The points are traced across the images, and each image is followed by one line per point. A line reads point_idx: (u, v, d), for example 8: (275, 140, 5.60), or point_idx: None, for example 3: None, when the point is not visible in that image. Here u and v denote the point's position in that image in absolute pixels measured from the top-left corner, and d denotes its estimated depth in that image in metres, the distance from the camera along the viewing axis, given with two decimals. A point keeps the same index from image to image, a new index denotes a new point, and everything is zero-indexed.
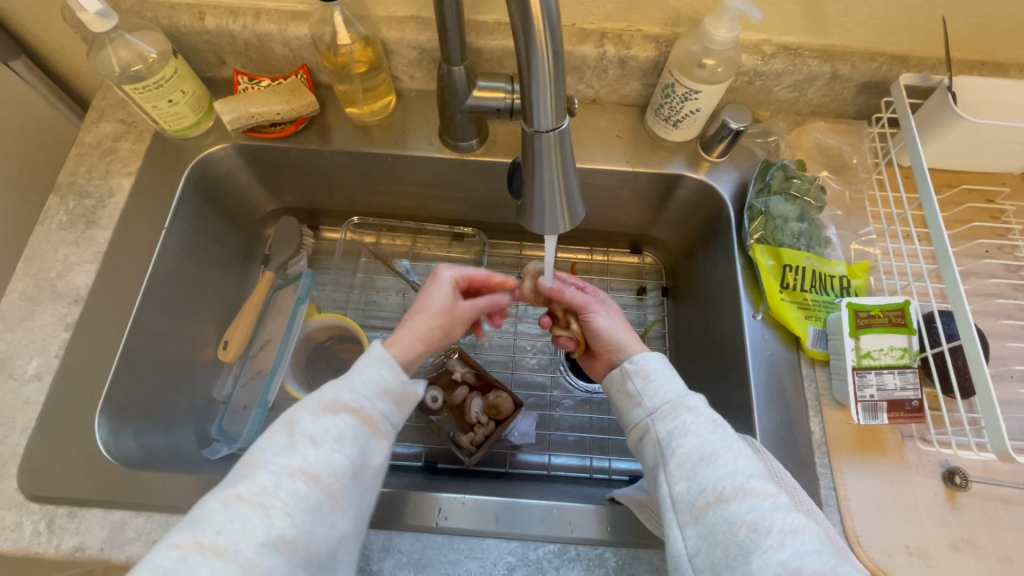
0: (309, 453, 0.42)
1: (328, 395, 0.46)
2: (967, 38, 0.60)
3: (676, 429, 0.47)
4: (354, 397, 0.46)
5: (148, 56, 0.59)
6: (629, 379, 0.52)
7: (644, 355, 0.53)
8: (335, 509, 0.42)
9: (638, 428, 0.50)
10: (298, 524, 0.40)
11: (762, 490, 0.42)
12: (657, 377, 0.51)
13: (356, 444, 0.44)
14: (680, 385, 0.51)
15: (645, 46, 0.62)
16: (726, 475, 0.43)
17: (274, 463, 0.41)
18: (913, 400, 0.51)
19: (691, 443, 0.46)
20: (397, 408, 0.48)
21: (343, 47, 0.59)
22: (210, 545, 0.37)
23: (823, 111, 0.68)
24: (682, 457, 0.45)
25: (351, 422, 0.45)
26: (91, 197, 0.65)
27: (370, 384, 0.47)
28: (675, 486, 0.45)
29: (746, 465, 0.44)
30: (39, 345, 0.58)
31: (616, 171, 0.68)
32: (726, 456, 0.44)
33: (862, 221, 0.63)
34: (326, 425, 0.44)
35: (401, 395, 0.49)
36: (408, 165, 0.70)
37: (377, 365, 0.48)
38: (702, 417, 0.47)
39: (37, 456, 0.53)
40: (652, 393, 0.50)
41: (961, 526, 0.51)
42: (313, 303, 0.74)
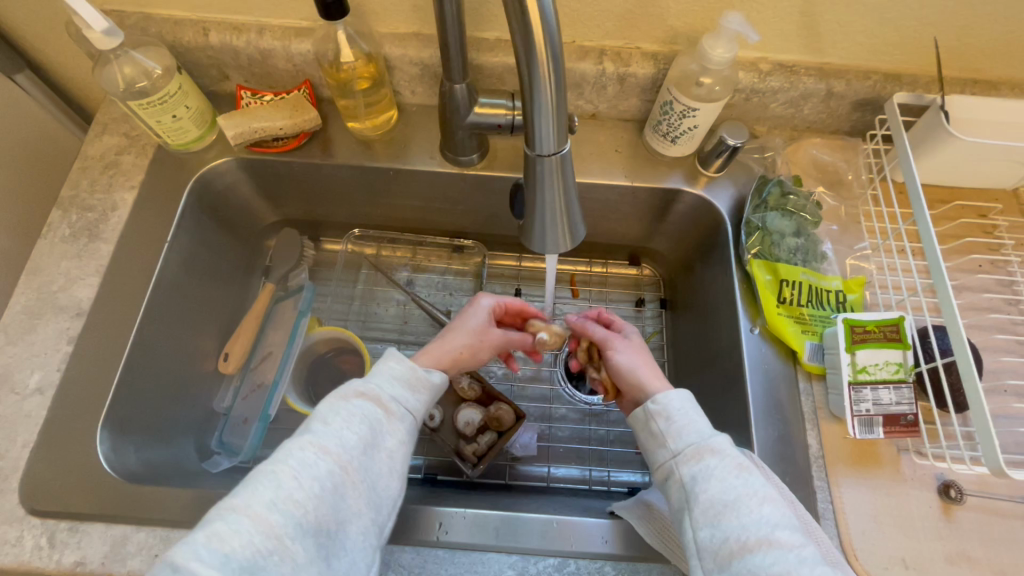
0: (320, 428, 0.46)
1: (348, 385, 0.50)
2: (959, 57, 0.62)
3: (700, 473, 0.47)
4: (366, 384, 0.50)
5: (152, 72, 0.60)
6: (652, 420, 0.51)
7: (666, 393, 0.51)
8: (347, 482, 0.44)
9: (662, 468, 0.49)
10: (305, 489, 0.42)
11: (788, 541, 0.42)
12: (680, 418, 0.50)
13: (368, 425, 0.47)
14: (704, 426, 0.50)
15: (643, 63, 0.63)
16: (751, 525, 0.43)
17: (290, 439, 0.45)
18: (908, 414, 0.52)
19: (715, 488, 0.45)
20: (412, 395, 0.51)
21: (345, 64, 0.60)
22: (239, 510, 0.40)
23: (818, 127, 0.69)
24: (705, 502, 0.45)
25: (364, 406, 0.48)
26: (94, 210, 0.66)
27: (383, 375, 0.51)
28: (699, 532, 0.44)
29: (771, 513, 0.44)
30: (41, 359, 0.58)
31: (615, 186, 0.69)
32: (750, 504, 0.44)
33: (857, 235, 0.64)
34: (341, 407, 0.47)
35: (415, 383, 0.51)
36: (409, 179, 0.71)
37: (392, 365, 0.52)
38: (727, 460, 0.47)
39: (38, 470, 0.53)
40: (675, 435, 0.49)
41: (956, 539, 0.51)
42: (314, 317, 0.74)
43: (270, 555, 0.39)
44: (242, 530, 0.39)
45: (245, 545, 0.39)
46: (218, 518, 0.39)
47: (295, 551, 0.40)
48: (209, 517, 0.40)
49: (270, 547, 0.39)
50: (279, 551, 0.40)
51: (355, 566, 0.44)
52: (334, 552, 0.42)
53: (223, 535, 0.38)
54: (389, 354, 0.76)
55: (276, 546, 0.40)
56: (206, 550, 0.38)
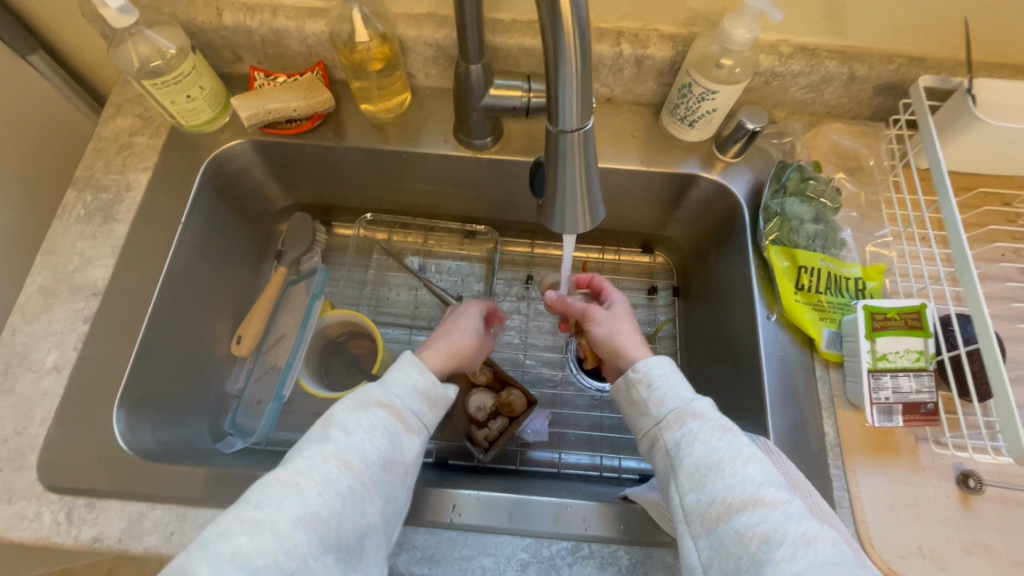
0: (342, 439, 0.45)
1: (368, 390, 0.49)
2: (987, 39, 0.60)
3: (684, 437, 0.46)
4: (387, 394, 0.48)
5: (166, 51, 0.59)
6: (634, 388, 0.51)
7: (648, 360, 0.52)
8: (367, 497, 0.44)
9: (647, 436, 0.50)
10: (330, 505, 0.41)
11: (775, 499, 0.41)
12: (662, 384, 0.50)
13: (387, 436, 0.47)
14: (685, 390, 0.50)
15: (661, 45, 0.62)
16: (735, 485, 0.43)
17: (310, 449, 0.44)
18: (928, 402, 0.51)
19: (699, 451, 0.45)
20: (430, 411, 0.51)
21: (360, 44, 0.59)
22: (251, 518, 0.39)
23: (839, 112, 0.68)
24: (691, 465, 0.45)
25: (384, 417, 0.47)
26: (108, 191, 0.66)
27: (406, 385, 0.50)
28: (686, 497, 0.44)
29: (756, 472, 0.43)
30: (57, 338, 0.59)
31: (630, 170, 0.68)
32: (734, 465, 0.44)
33: (878, 222, 0.63)
34: (362, 416, 0.46)
35: (434, 398, 0.51)
36: (423, 162, 0.71)
37: (412, 375, 0.50)
38: (711, 423, 0.47)
39: (57, 447, 0.54)
40: (657, 402, 0.50)
41: (974, 529, 0.51)
42: (326, 300, 0.74)
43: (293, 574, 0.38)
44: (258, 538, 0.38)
45: (269, 565, 0.38)
46: (239, 532, 0.38)
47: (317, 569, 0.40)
48: (228, 528, 0.38)
49: (292, 568, 0.38)
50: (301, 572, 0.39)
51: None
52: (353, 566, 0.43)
53: (244, 558, 0.37)
54: (401, 339, 0.76)
55: (300, 565, 0.39)
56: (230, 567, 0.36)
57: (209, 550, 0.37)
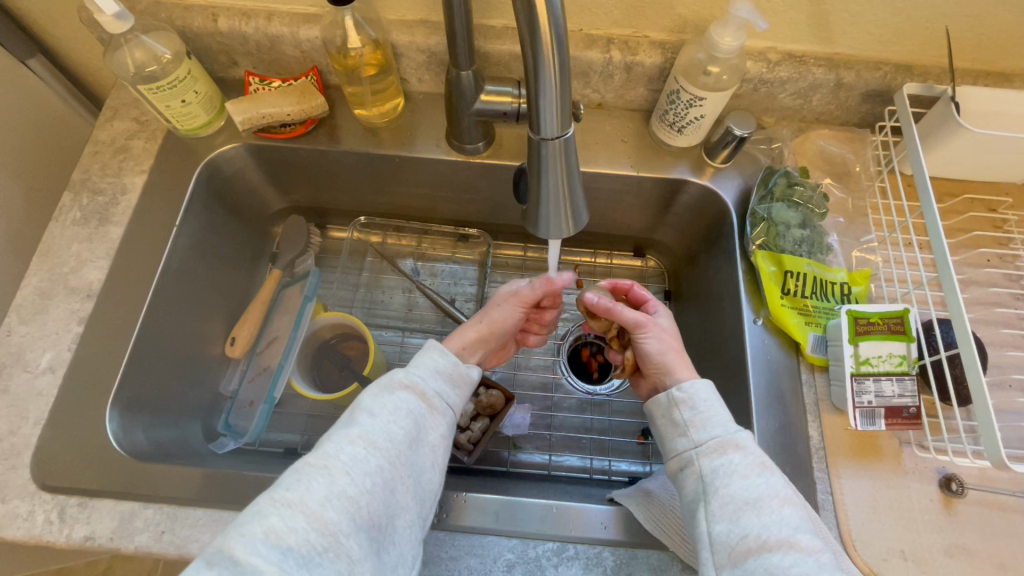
0: (368, 421, 0.46)
1: (390, 377, 0.50)
2: (972, 47, 0.61)
3: (722, 466, 0.46)
4: (409, 376, 0.50)
5: (161, 56, 0.60)
6: (675, 408, 0.51)
7: (693, 382, 0.51)
8: (397, 476, 0.45)
9: (680, 458, 0.50)
10: (358, 484, 0.43)
11: (809, 545, 0.42)
12: (705, 409, 0.50)
13: (412, 418, 0.48)
14: (727, 418, 0.50)
15: (651, 52, 0.63)
16: (771, 524, 0.43)
17: (339, 433, 0.46)
18: (910, 407, 0.52)
19: (736, 484, 0.45)
20: (453, 390, 0.52)
21: (353, 50, 0.60)
22: (282, 499, 0.41)
23: (827, 118, 0.69)
24: (725, 496, 0.45)
25: (408, 398, 0.49)
26: (104, 194, 0.67)
27: (426, 368, 0.52)
28: (715, 527, 0.44)
29: (791, 515, 0.44)
30: (52, 339, 0.60)
31: (621, 175, 0.69)
32: (771, 504, 0.44)
33: (864, 228, 0.63)
34: (388, 399, 0.48)
35: (457, 379, 0.53)
36: (416, 166, 0.71)
37: (437, 358, 0.53)
38: (751, 456, 0.47)
39: (51, 447, 0.55)
40: (698, 425, 0.50)
41: (956, 532, 0.51)
42: (319, 302, 0.75)
43: (324, 552, 0.40)
44: (289, 518, 0.40)
45: (301, 542, 0.40)
46: (271, 513, 0.40)
47: (348, 548, 0.41)
48: (263, 509, 0.41)
49: (325, 544, 0.40)
50: (334, 547, 0.40)
51: (402, 559, 0.45)
52: (383, 547, 0.44)
53: (284, 530, 0.40)
54: (393, 341, 0.77)
55: (331, 543, 0.40)
56: (264, 545, 0.39)
57: (245, 529, 0.39)
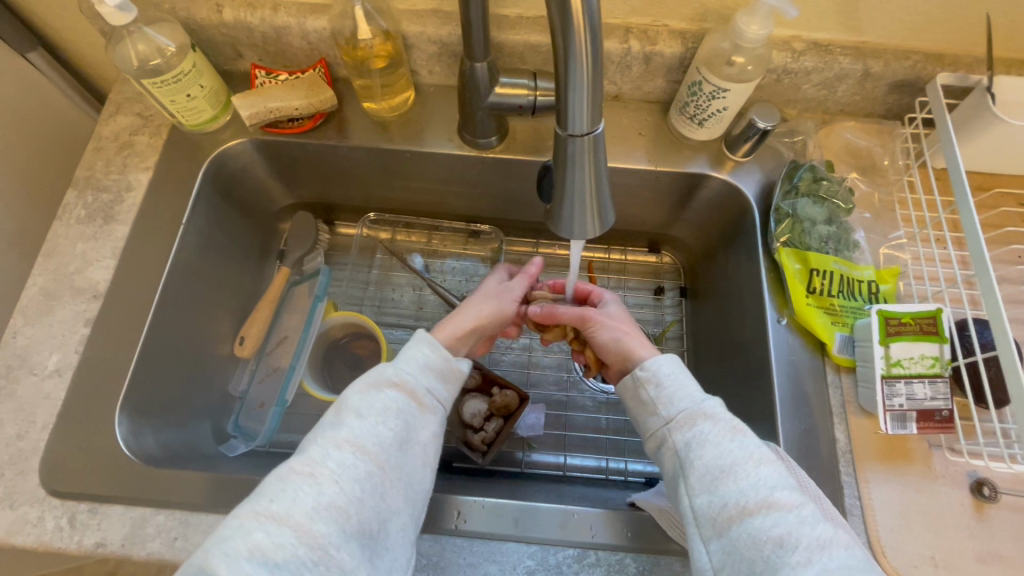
0: (354, 424, 0.45)
1: (373, 375, 0.49)
2: (1007, 35, 0.58)
3: (694, 438, 0.45)
4: (397, 373, 0.49)
5: (166, 49, 0.58)
6: (642, 388, 0.50)
7: (655, 359, 0.50)
8: (386, 480, 0.44)
9: (654, 437, 0.48)
10: (346, 493, 0.42)
11: (789, 502, 0.41)
12: (671, 383, 0.49)
13: (401, 418, 0.47)
14: (694, 389, 0.48)
15: (671, 42, 0.61)
16: (749, 488, 0.42)
17: (324, 436, 0.45)
18: (943, 410, 0.50)
19: (708, 453, 0.44)
20: (442, 386, 0.51)
21: (362, 41, 0.58)
22: (266, 512, 0.40)
23: (852, 110, 0.66)
24: (701, 468, 0.44)
25: (396, 397, 0.47)
26: (109, 191, 0.65)
27: (411, 362, 0.50)
28: (697, 501, 0.43)
29: (768, 474, 0.43)
30: (59, 340, 0.58)
31: (637, 170, 0.67)
32: (746, 467, 0.43)
33: (891, 224, 0.61)
34: (374, 398, 0.47)
35: (448, 375, 0.51)
36: (427, 161, 0.70)
37: (422, 350, 0.51)
38: (721, 424, 0.45)
39: (59, 452, 0.53)
40: (667, 401, 0.48)
41: (989, 539, 0.50)
42: (330, 301, 0.72)
43: (315, 563, 0.39)
44: (276, 533, 0.39)
45: (290, 557, 0.38)
46: (256, 528, 0.39)
47: (341, 559, 0.40)
48: (246, 523, 0.39)
49: (315, 556, 0.39)
50: (325, 560, 0.39)
51: (396, 562, 0.44)
52: (377, 552, 0.43)
53: (274, 545, 0.38)
54: (405, 340, 0.75)
55: (321, 555, 0.39)
56: (251, 563, 0.37)
57: (228, 547, 0.38)
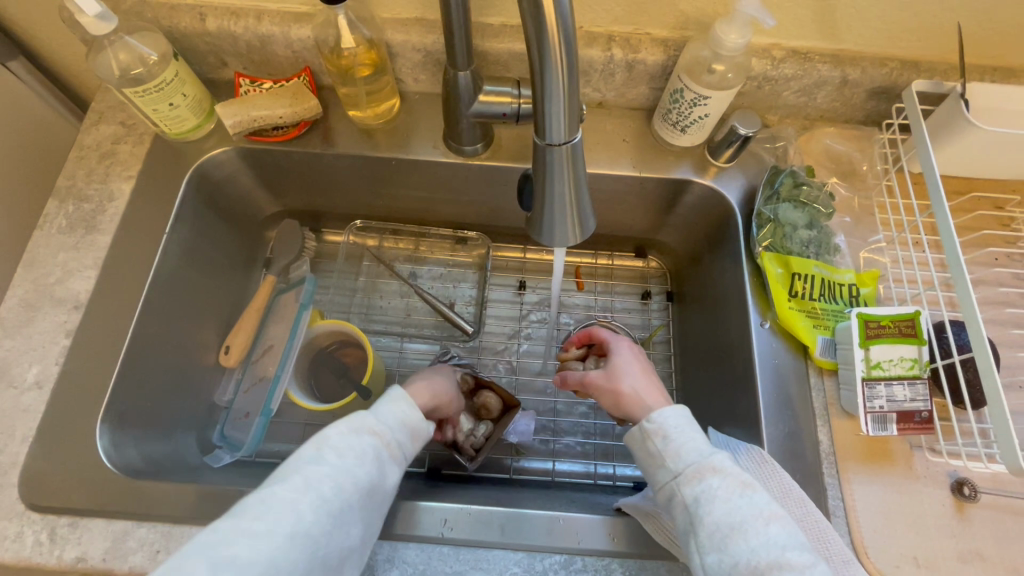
0: (336, 460, 0.45)
1: (356, 415, 0.49)
2: (980, 43, 0.60)
3: (703, 494, 0.45)
4: (379, 422, 0.49)
5: (148, 58, 0.58)
6: (650, 438, 0.50)
7: (662, 411, 0.50)
8: (353, 520, 0.44)
9: (664, 489, 0.48)
10: (320, 528, 0.42)
11: (801, 563, 0.40)
12: (678, 436, 0.49)
13: (378, 462, 0.47)
14: (701, 442, 0.49)
15: (653, 50, 0.61)
16: (759, 547, 0.42)
17: (306, 467, 0.44)
18: (923, 411, 0.51)
19: (719, 511, 0.44)
20: (413, 441, 0.51)
21: (346, 50, 0.58)
22: (244, 535, 0.38)
23: (832, 116, 0.67)
24: (711, 525, 0.44)
25: (376, 442, 0.47)
26: (91, 201, 0.64)
27: (392, 414, 0.50)
28: (707, 557, 0.43)
29: (778, 534, 0.42)
30: (39, 352, 0.58)
31: (622, 176, 0.67)
32: (756, 526, 0.43)
33: (871, 228, 0.62)
34: (356, 438, 0.47)
35: (418, 432, 0.51)
36: (413, 168, 0.70)
37: (401, 401, 0.51)
38: (730, 479, 0.45)
39: (39, 465, 0.53)
40: (674, 454, 0.48)
41: (969, 538, 0.50)
42: (316, 309, 0.73)
43: None
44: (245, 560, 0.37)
45: None
46: (230, 550, 0.37)
47: None
48: (220, 544, 0.38)
49: None
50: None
51: None
52: None
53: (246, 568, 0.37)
54: (392, 347, 0.76)
55: None
56: None
57: (201, 563, 0.36)
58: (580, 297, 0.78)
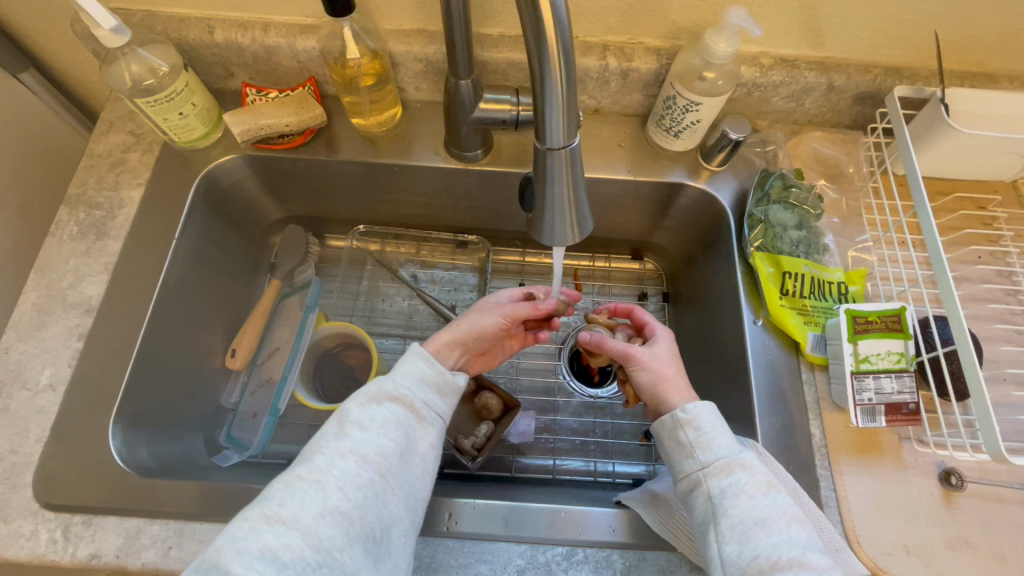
0: (357, 435, 0.46)
1: (375, 387, 0.50)
2: (958, 50, 0.62)
3: (730, 487, 0.47)
4: (397, 387, 0.50)
5: (159, 69, 0.60)
6: (681, 428, 0.51)
7: (696, 403, 0.51)
8: (387, 488, 0.46)
9: (688, 479, 0.49)
10: (350, 499, 0.44)
11: (819, 564, 0.43)
12: (711, 430, 0.50)
13: (401, 429, 0.48)
14: (731, 439, 0.50)
15: (646, 58, 0.64)
16: (781, 543, 0.44)
17: (329, 446, 0.46)
18: (909, 403, 0.53)
19: (745, 505, 0.46)
20: (440, 399, 0.52)
21: (351, 60, 0.60)
22: (275, 516, 0.41)
23: (820, 120, 0.70)
24: (735, 518, 0.45)
25: (396, 410, 0.49)
26: (101, 208, 0.66)
27: (409, 375, 0.51)
28: (726, 547, 0.45)
29: (799, 534, 0.45)
30: (52, 355, 0.59)
31: (618, 180, 0.69)
32: (779, 523, 0.45)
33: (859, 228, 0.65)
34: (375, 411, 0.48)
35: (444, 389, 0.52)
36: (415, 174, 0.72)
37: (418, 361, 0.52)
38: (758, 477, 0.47)
39: (53, 465, 0.54)
40: (705, 447, 0.49)
41: (957, 526, 0.52)
42: (320, 312, 0.75)
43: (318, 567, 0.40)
44: (282, 535, 0.40)
45: (296, 557, 0.40)
46: (265, 530, 0.40)
47: (344, 561, 0.42)
48: (256, 526, 0.41)
49: (320, 559, 0.41)
50: (329, 562, 0.41)
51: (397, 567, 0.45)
52: (381, 555, 0.44)
53: (285, 545, 0.40)
54: (395, 349, 0.77)
55: (326, 557, 0.41)
56: (260, 563, 0.39)
57: (240, 546, 0.40)
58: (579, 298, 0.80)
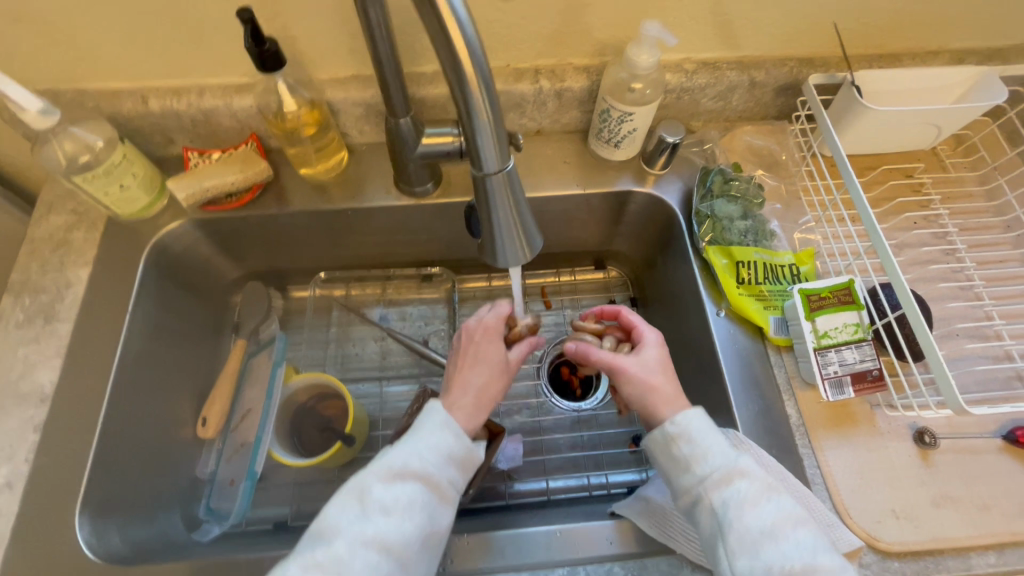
0: (380, 520, 0.45)
1: (397, 461, 0.48)
2: (861, 36, 0.67)
3: (732, 499, 0.47)
4: (422, 464, 0.48)
5: (94, 145, 0.60)
6: (674, 443, 0.50)
7: (685, 414, 0.51)
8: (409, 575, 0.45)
9: (690, 494, 0.49)
10: None
11: (830, 567, 0.42)
12: (702, 441, 0.50)
13: (424, 511, 0.47)
14: (725, 445, 0.50)
15: (577, 77, 0.67)
16: (791, 552, 0.43)
17: (351, 531, 0.44)
18: (872, 370, 0.55)
19: (751, 517, 0.45)
20: (461, 475, 0.51)
21: (289, 113, 0.61)
22: None
23: (749, 115, 0.74)
24: (742, 531, 0.45)
25: (419, 489, 0.47)
26: (47, 292, 0.64)
27: (433, 452, 0.49)
28: (738, 563, 0.44)
29: (806, 536, 0.45)
30: (6, 452, 0.56)
31: (569, 195, 0.71)
32: (785, 530, 0.45)
33: (800, 211, 0.68)
34: (396, 492, 0.46)
35: (465, 463, 0.51)
36: (370, 215, 0.72)
37: (438, 431, 0.50)
38: (758, 484, 0.47)
39: (19, 568, 0.51)
40: (700, 459, 0.49)
41: (938, 483, 0.54)
42: (290, 366, 0.72)
43: None
44: None
45: None
46: None
47: None
48: None
49: None
50: None
51: None
52: None
53: None
54: (371, 393, 0.76)
55: None
56: None
57: None
58: (564, 311, 0.81)
